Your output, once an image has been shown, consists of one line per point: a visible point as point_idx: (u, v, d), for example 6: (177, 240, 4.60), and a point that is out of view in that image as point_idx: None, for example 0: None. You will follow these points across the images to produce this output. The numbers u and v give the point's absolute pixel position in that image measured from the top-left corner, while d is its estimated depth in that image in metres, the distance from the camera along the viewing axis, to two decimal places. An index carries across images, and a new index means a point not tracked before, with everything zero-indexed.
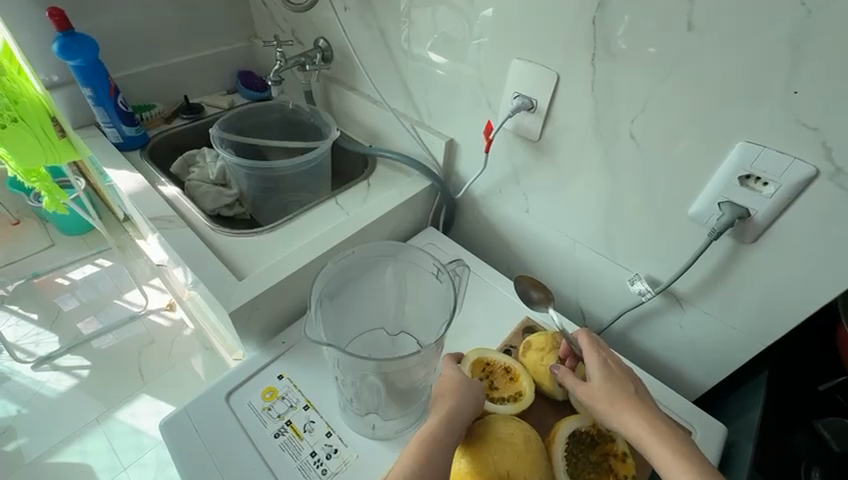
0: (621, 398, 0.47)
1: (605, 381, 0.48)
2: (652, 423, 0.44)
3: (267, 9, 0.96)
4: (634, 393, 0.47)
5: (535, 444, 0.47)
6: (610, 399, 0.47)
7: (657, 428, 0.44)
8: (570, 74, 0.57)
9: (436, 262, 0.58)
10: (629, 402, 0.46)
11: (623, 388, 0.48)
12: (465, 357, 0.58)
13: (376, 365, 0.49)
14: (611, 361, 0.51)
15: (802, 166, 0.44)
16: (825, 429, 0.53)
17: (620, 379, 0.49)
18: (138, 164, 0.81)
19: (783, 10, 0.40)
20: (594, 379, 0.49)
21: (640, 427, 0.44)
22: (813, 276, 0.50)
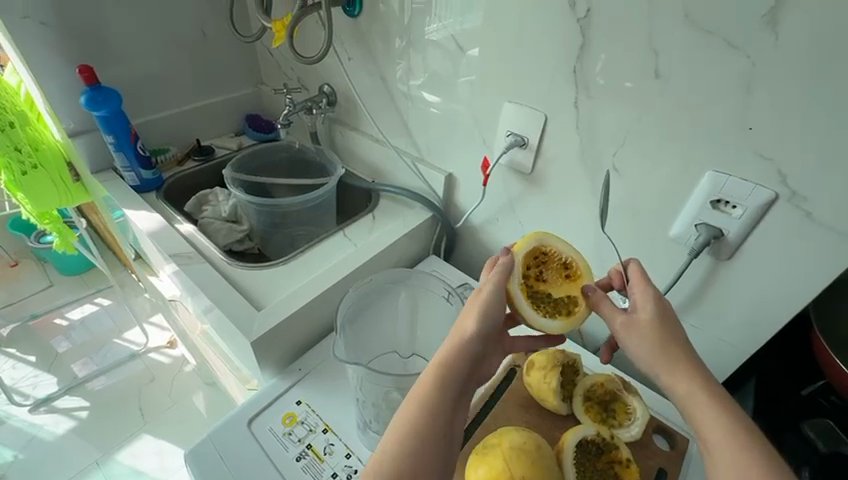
0: (672, 350, 0.45)
1: (657, 327, 0.47)
2: (704, 383, 0.43)
3: (274, 59, 1.04)
4: (685, 346, 0.46)
5: (546, 452, 0.50)
6: (658, 347, 0.46)
7: (707, 389, 0.43)
8: (555, 115, 0.64)
9: (446, 287, 0.65)
10: (680, 355, 0.45)
11: (675, 337, 0.46)
12: (523, 240, 0.54)
13: (395, 381, 0.55)
14: (664, 303, 0.49)
15: (764, 191, 0.51)
16: (811, 431, 0.58)
17: (672, 328, 0.47)
18: (155, 204, 0.86)
19: (734, 61, 0.47)
20: (643, 320, 0.48)
21: (686, 384, 0.44)
22: (784, 288, 0.55)
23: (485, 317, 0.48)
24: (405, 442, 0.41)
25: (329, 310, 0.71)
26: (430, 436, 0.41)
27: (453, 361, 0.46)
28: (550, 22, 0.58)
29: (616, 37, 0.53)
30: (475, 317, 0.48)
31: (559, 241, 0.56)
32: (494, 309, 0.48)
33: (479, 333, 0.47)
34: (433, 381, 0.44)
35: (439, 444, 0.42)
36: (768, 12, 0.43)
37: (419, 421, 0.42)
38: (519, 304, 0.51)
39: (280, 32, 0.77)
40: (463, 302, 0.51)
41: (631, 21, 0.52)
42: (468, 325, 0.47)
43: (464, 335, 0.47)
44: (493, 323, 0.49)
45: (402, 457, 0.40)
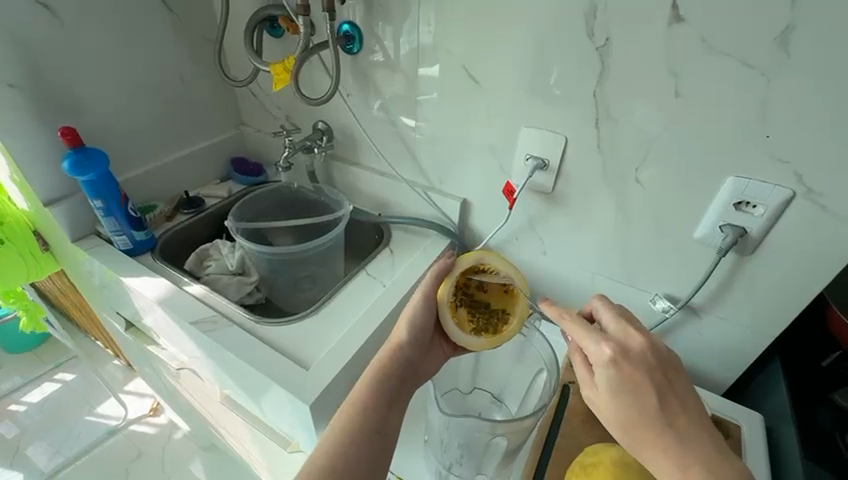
0: (638, 422, 0.43)
1: (615, 398, 0.45)
2: (673, 455, 0.41)
3: (258, 100, 1.01)
4: (650, 411, 0.43)
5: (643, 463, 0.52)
6: (625, 420, 0.44)
7: (682, 462, 0.41)
8: (575, 137, 0.67)
9: None
10: (645, 424, 0.43)
11: (636, 404, 0.44)
12: (463, 258, 0.56)
13: (491, 426, 0.52)
14: (621, 363, 0.45)
15: (783, 191, 0.56)
16: (842, 399, 0.63)
17: (635, 396, 0.44)
18: (156, 267, 0.80)
19: (750, 79, 0.52)
20: (602, 391, 0.46)
21: (661, 459, 0.42)
22: (803, 276, 0.61)
23: (415, 329, 0.56)
24: (343, 437, 0.48)
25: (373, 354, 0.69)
26: (362, 431, 0.48)
27: (387, 363, 0.54)
28: (566, 52, 0.61)
29: (635, 63, 0.57)
30: (407, 325, 0.56)
31: (499, 259, 0.56)
32: (421, 318, 0.56)
33: (410, 341, 0.56)
34: (373, 380, 0.52)
35: (372, 440, 0.48)
36: (780, 35, 0.48)
37: (355, 416, 0.49)
38: (443, 321, 0.55)
39: (282, 74, 0.78)
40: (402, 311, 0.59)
41: (648, 49, 0.56)
42: (399, 331, 0.56)
43: (397, 342, 0.55)
44: (424, 329, 0.57)
45: (335, 450, 0.47)
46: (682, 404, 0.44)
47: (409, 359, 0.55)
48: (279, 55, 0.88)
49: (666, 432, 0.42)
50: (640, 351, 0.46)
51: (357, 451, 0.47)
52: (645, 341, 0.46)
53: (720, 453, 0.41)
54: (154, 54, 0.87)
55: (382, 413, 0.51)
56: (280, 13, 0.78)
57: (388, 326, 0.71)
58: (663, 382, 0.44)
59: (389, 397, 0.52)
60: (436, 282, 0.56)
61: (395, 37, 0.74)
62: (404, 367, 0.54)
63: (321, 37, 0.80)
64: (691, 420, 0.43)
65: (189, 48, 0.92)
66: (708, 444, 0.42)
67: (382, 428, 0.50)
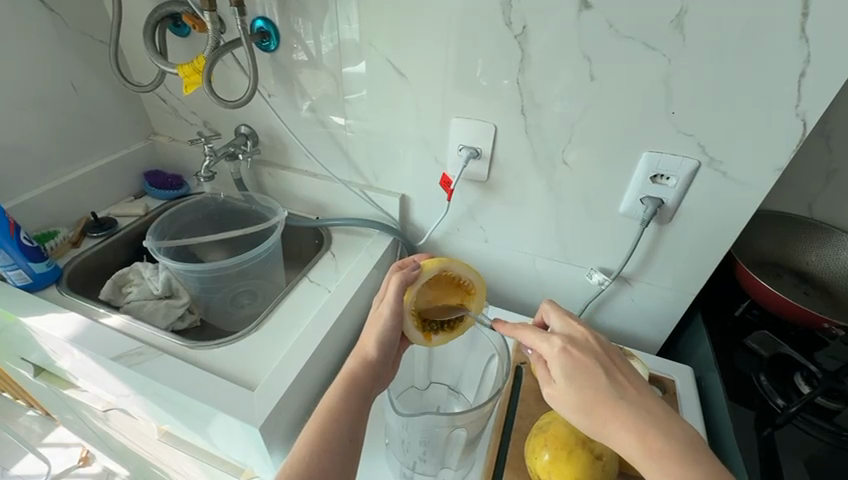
0: (593, 402, 0.43)
1: (570, 383, 0.44)
2: (634, 425, 0.41)
3: (169, 106, 0.93)
4: (602, 387, 0.43)
5: None
6: (583, 406, 0.43)
7: (643, 431, 0.40)
8: (504, 124, 0.68)
9: None
10: (602, 404, 0.42)
11: (590, 383, 0.44)
12: (427, 267, 0.54)
13: (449, 419, 0.52)
14: (571, 350, 0.46)
15: (690, 162, 0.61)
16: (753, 343, 0.71)
17: (587, 377, 0.44)
18: (66, 301, 0.72)
19: (654, 60, 0.56)
20: (558, 381, 0.45)
21: (624, 433, 0.41)
22: (710, 237, 0.67)
23: (385, 341, 0.53)
24: (312, 450, 0.45)
25: (322, 363, 0.66)
26: (332, 442, 0.46)
27: (356, 373, 0.52)
28: (487, 40, 0.62)
29: (553, 50, 0.60)
30: (375, 340, 0.53)
31: (462, 266, 0.56)
32: (390, 330, 0.53)
33: (379, 352, 0.53)
34: (340, 394, 0.50)
35: (342, 450, 0.47)
36: (675, 18, 0.52)
37: (324, 430, 0.47)
38: (406, 330, 0.54)
39: (192, 76, 0.72)
40: (368, 321, 0.56)
41: (563, 34, 0.58)
42: (367, 342, 0.54)
43: (365, 354, 0.53)
44: (392, 340, 0.54)
45: (305, 463, 0.44)
46: (631, 381, 0.44)
47: (378, 370, 0.53)
48: (187, 56, 0.81)
49: (621, 405, 0.42)
50: (585, 341, 0.48)
51: (326, 466, 0.45)
52: (585, 330, 0.49)
53: (674, 420, 0.41)
54: (36, 61, 0.77)
55: (352, 423, 0.48)
56: (183, 9, 0.72)
57: (336, 331, 0.69)
58: (612, 363, 0.45)
59: (360, 405, 0.50)
60: (401, 294, 0.53)
61: (314, 33, 0.71)
62: (374, 377, 0.52)
63: (233, 34, 0.75)
64: (642, 394, 0.43)
65: (79, 52, 0.83)
66: (663, 413, 0.41)
67: (353, 437, 0.48)
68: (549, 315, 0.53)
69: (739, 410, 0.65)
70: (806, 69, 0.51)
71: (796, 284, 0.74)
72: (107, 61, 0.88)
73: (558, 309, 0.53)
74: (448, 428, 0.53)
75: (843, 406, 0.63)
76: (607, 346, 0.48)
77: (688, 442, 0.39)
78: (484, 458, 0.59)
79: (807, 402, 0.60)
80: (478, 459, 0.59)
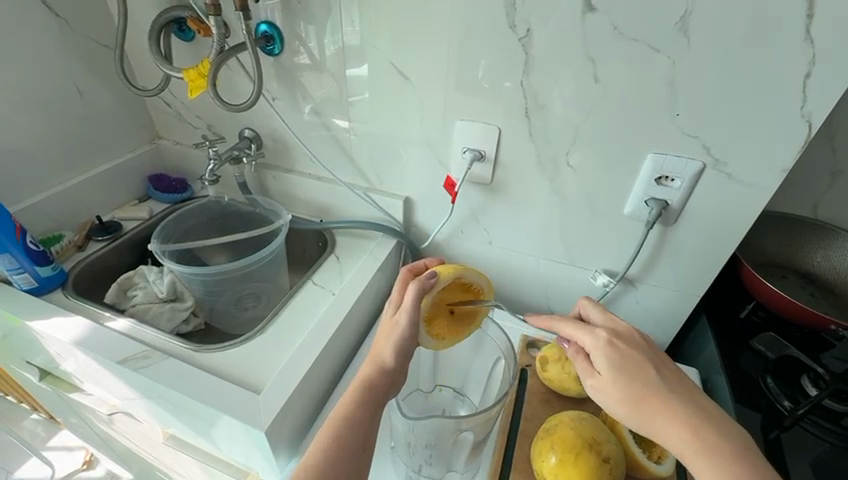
0: (640, 394, 0.43)
1: (616, 374, 0.45)
2: (683, 417, 0.42)
3: (173, 110, 0.94)
4: (652, 380, 0.44)
5: (596, 421, 0.55)
6: (628, 399, 0.44)
7: (690, 423, 0.41)
8: (508, 126, 0.69)
9: None
10: (651, 396, 0.43)
11: (637, 375, 0.44)
12: (441, 276, 0.54)
13: (455, 423, 0.52)
14: (618, 343, 0.47)
15: (695, 164, 0.61)
16: (761, 345, 0.69)
17: (634, 369, 0.45)
18: (72, 305, 0.72)
19: (658, 62, 0.56)
20: (605, 374, 0.46)
21: (671, 426, 0.42)
22: (715, 239, 0.67)
23: (401, 349, 0.52)
24: (325, 453, 0.47)
25: (326, 366, 0.66)
26: (345, 446, 0.47)
27: (371, 379, 0.52)
28: (490, 42, 0.62)
29: (557, 53, 0.60)
30: (391, 347, 0.53)
31: (472, 272, 0.57)
32: (407, 337, 0.52)
33: (395, 360, 0.53)
34: (355, 401, 0.50)
35: (355, 456, 0.47)
36: (679, 20, 0.53)
37: (337, 434, 0.48)
38: (420, 337, 0.53)
39: (197, 81, 0.72)
40: (383, 326, 0.55)
41: (567, 36, 0.58)
42: (383, 349, 0.53)
43: (381, 360, 0.53)
44: (409, 348, 0.53)
45: (317, 465, 0.46)
46: (678, 375, 0.45)
47: (393, 376, 0.53)
48: (192, 61, 0.82)
49: (670, 398, 0.43)
50: (630, 334, 0.48)
51: (339, 469, 0.46)
52: (629, 327, 0.50)
53: (720, 416, 0.42)
54: (41, 65, 0.77)
55: (365, 430, 0.49)
56: (188, 14, 0.72)
57: (341, 334, 0.69)
58: (657, 358, 0.46)
59: (373, 411, 0.50)
60: (418, 302, 0.51)
61: (319, 36, 0.71)
62: (389, 384, 0.52)
63: (237, 38, 0.75)
64: (687, 389, 0.44)
65: (84, 56, 0.83)
66: (707, 408, 0.43)
67: (365, 443, 0.49)
68: (588, 309, 0.54)
69: (745, 411, 0.65)
70: (810, 71, 0.51)
71: (802, 286, 0.74)
72: (112, 65, 0.88)
73: (598, 304, 0.53)
74: (454, 431, 0.53)
75: None
76: (650, 343, 0.48)
77: (735, 437, 0.41)
78: (490, 461, 0.59)
79: (814, 403, 0.60)
80: (483, 462, 0.59)
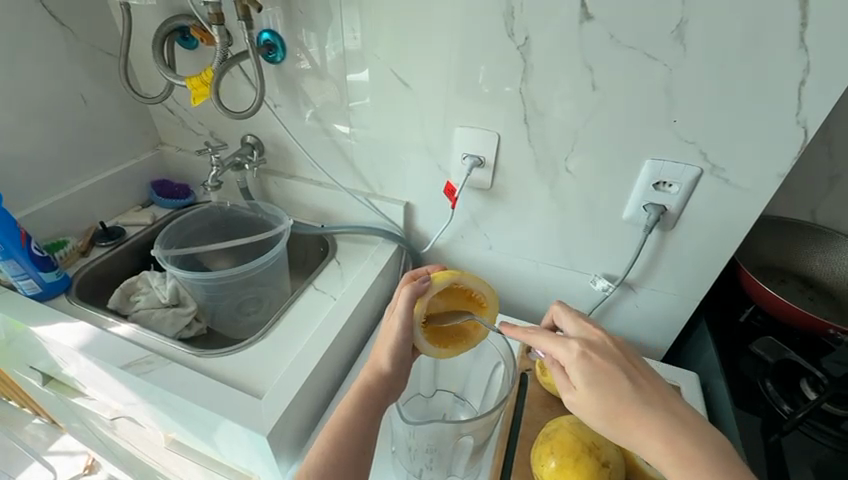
0: (617, 407, 0.44)
1: (591, 388, 0.45)
2: (657, 430, 0.42)
3: (176, 116, 0.95)
4: (625, 390, 0.44)
5: None
6: (607, 413, 0.44)
7: (667, 436, 0.41)
8: (507, 132, 0.69)
9: None
10: (626, 410, 0.43)
11: (611, 388, 0.44)
12: (437, 281, 0.54)
13: (456, 428, 0.52)
14: (591, 355, 0.47)
15: (693, 170, 0.62)
16: (760, 349, 0.68)
17: (608, 382, 0.45)
18: (76, 310, 0.72)
19: (655, 69, 0.57)
20: (580, 387, 0.46)
21: (647, 437, 0.42)
22: (713, 244, 0.67)
23: (396, 353, 0.54)
24: (326, 457, 0.47)
25: (327, 370, 0.67)
26: (346, 450, 0.48)
27: (369, 384, 0.53)
28: (490, 50, 0.63)
29: (555, 60, 0.61)
30: (387, 352, 0.54)
31: (472, 278, 0.56)
32: (401, 340, 0.53)
33: (390, 366, 0.54)
34: (353, 407, 0.51)
35: (353, 461, 0.48)
36: (676, 28, 0.53)
37: (335, 440, 0.48)
38: (416, 341, 0.54)
39: (200, 88, 0.73)
40: (380, 333, 0.56)
41: (565, 43, 0.59)
42: (380, 355, 0.54)
43: (379, 367, 0.54)
44: (405, 353, 0.54)
45: (318, 468, 0.46)
46: (653, 383, 0.46)
47: (390, 381, 0.54)
48: (195, 68, 0.83)
49: (646, 411, 0.43)
50: (602, 343, 0.49)
51: (339, 472, 0.46)
52: (602, 333, 0.50)
53: (697, 425, 0.42)
54: (47, 74, 0.78)
55: (363, 435, 0.50)
56: (191, 23, 0.73)
57: (342, 338, 0.69)
58: (631, 366, 0.46)
59: (371, 416, 0.51)
60: (411, 306, 0.53)
61: (320, 44, 0.72)
62: (386, 390, 0.53)
63: (240, 46, 0.76)
64: (663, 398, 0.44)
65: (89, 64, 0.84)
66: (685, 418, 0.43)
67: (364, 448, 0.49)
68: (561, 317, 0.55)
69: (745, 415, 0.65)
70: (805, 77, 0.51)
71: (801, 289, 0.75)
72: (116, 72, 0.89)
73: (571, 313, 0.55)
74: (455, 435, 0.54)
75: None
76: (625, 349, 0.49)
77: (712, 447, 0.41)
78: (490, 465, 0.59)
79: (814, 407, 0.60)
80: (484, 467, 0.60)
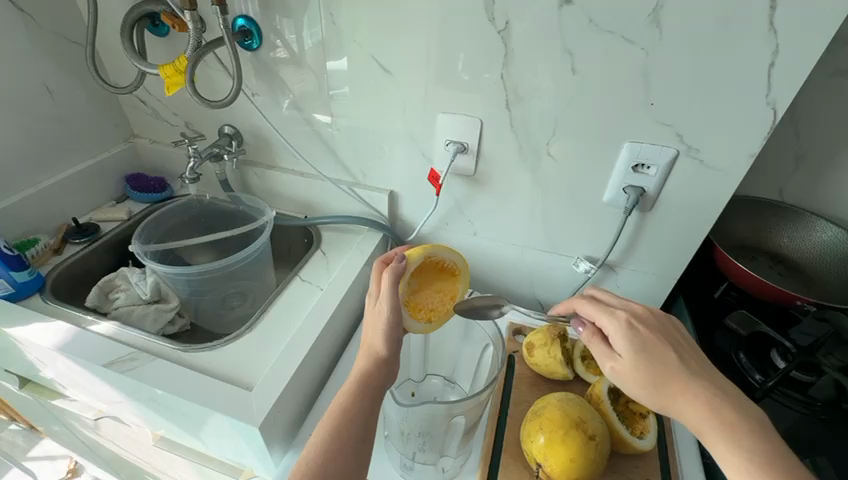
0: (662, 374, 0.46)
1: (636, 355, 0.47)
2: (702, 397, 0.44)
3: (149, 107, 0.92)
4: (670, 357, 0.46)
5: (581, 402, 0.57)
6: (650, 379, 0.46)
7: (711, 402, 0.44)
8: (489, 118, 0.70)
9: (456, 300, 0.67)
10: (672, 376, 0.45)
11: (656, 356, 0.47)
12: (411, 257, 0.56)
13: (447, 409, 0.54)
14: (638, 325, 0.49)
15: (670, 152, 0.64)
16: (734, 323, 0.72)
17: (653, 351, 0.47)
18: (52, 309, 0.70)
19: (633, 53, 0.58)
20: (623, 354, 0.48)
21: (690, 402, 0.44)
22: (689, 223, 0.70)
23: (391, 337, 0.54)
24: (326, 445, 0.47)
25: (317, 361, 0.67)
26: (345, 436, 0.48)
27: (366, 370, 0.53)
28: (470, 35, 0.63)
29: (536, 45, 0.61)
30: (380, 336, 0.54)
31: (444, 249, 0.60)
32: (393, 324, 0.54)
33: (385, 350, 0.54)
34: (353, 393, 0.51)
35: (354, 446, 0.48)
36: (652, 13, 0.54)
37: (333, 425, 0.49)
38: (405, 321, 0.55)
39: (174, 77, 0.71)
40: (367, 319, 0.56)
41: (545, 27, 0.59)
42: (376, 341, 0.54)
43: (376, 351, 0.54)
44: (397, 335, 0.54)
45: (317, 455, 0.47)
46: (695, 357, 0.48)
47: (388, 364, 0.54)
48: (167, 57, 0.80)
49: (692, 378, 0.45)
50: (649, 317, 0.51)
51: (339, 458, 0.47)
52: (647, 308, 0.52)
53: (738, 395, 0.45)
54: (8, 64, 0.74)
55: (363, 421, 0.50)
56: (162, 9, 0.71)
57: (331, 328, 0.69)
58: (676, 339, 0.49)
59: (370, 401, 0.51)
60: (395, 287, 0.53)
61: (298, 31, 0.71)
62: (384, 374, 0.53)
63: (214, 33, 0.74)
64: (706, 370, 0.46)
65: (53, 53, 0.80)
66: (727, 387, 0.45)
67: (363, 435, 0.49)
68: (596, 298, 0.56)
69: None
70: (774, 60, 0.53)
71: (770, 266, 0.78)
72: (82, 62, 0.86)
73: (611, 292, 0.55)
74: (446, 417, 0.55)
75: (816, 378, 0.66)
76: (669, 324, 0.51)
77: (752, 415, 0.43)
78: (481, 445, 0.60)
79: (783, 375, 0.63)
80: (476, 447, 0.61)
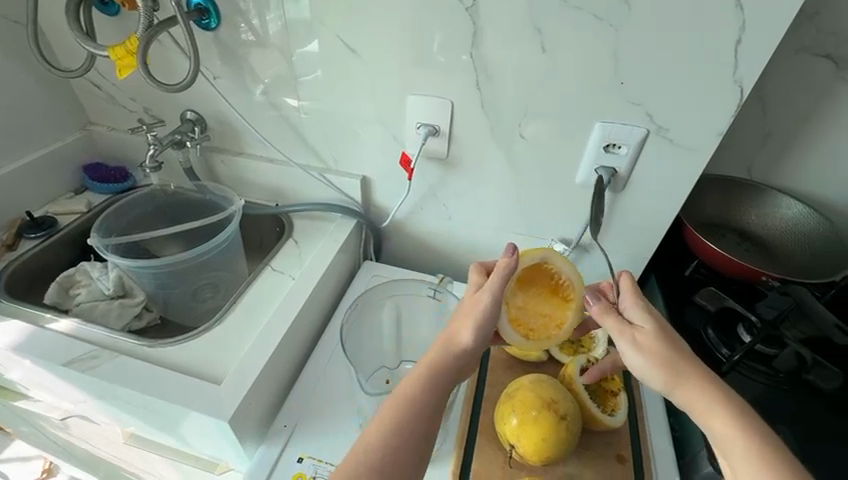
0: (680, 353, 0.48)
1: (658, 332, 0.49)
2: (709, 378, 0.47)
3: (105, 92, 0.87)
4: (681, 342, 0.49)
5: (553, 383, 0.58)
6: (669, 356, 0.47)
7: (716, 384, 0.47)
8: (460, 99, 0.68)
9: (430, 286, 0.70)
10: (686, 357, 0.48)
11: (672, 338, 0.49)
12: (524, 257, 0.55)
13: None
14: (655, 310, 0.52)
15: (640, 131, 0.63)
16: (703, 299, 0.72)
17: (669, 333, 0.50)
18: (7, 308, 0.67)
19: (601, 30, 0.57)
20: (647, 328, 0.49)
21: (703, 381, 0.46)
22: (660, 203, 0.70)
23: (481, 333, 0.50)
24: (389, 438, 0.46)
25: (289, 351, 0.66)
26: (411, 431, 0.47)
27: (444, 358, 0.50)
28: (438, 12, 0.61)
29: (505, 21, 0.59)
30: (469, 328, 0.50)
31: (560, 261, 0.57)
32: (488, 320, 0.50)
33: (470, 345, 0.50)
34: (425, 386, 0.49)
35: (417, 444, 0.46)
36: None
37: (400, 416, 0.47)
38: (500, 325, 0.54)
39: (125, 59, 0.66)
40: (459, 308, 0.53)
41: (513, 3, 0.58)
42: (463, 332, 0.50)
43: (460, 341, 0.50)
44: (488, 331, 0.51)
45: (378, 447, 0.45)
46: None
47: (468, 361, 0.51)
48: (119, 38, 0.75)
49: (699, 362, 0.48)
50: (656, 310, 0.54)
51: (399, 457, 0.45)
52: None
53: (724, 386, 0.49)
54: None
55: (430, 419, 0.48)
56: None
57: (303, 318, 0.68)
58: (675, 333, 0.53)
59: (439, 395, 0.49)
60: (503, 282, 0.50)
61: (258, 9, 0.67)
62: (461, 367, 0.50)
63: (167, 11, 0.70)
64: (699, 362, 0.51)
65: None
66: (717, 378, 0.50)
67: (429, 431, 0.47)
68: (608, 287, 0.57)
69: None
70: (741, 36, 0.53)
71: (738, 242, 0.80)
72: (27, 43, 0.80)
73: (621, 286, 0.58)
74: None
75: (779, 350, 0.68)
76: None
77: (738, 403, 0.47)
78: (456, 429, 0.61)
79: (748, 349, 0.65)
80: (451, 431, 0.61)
